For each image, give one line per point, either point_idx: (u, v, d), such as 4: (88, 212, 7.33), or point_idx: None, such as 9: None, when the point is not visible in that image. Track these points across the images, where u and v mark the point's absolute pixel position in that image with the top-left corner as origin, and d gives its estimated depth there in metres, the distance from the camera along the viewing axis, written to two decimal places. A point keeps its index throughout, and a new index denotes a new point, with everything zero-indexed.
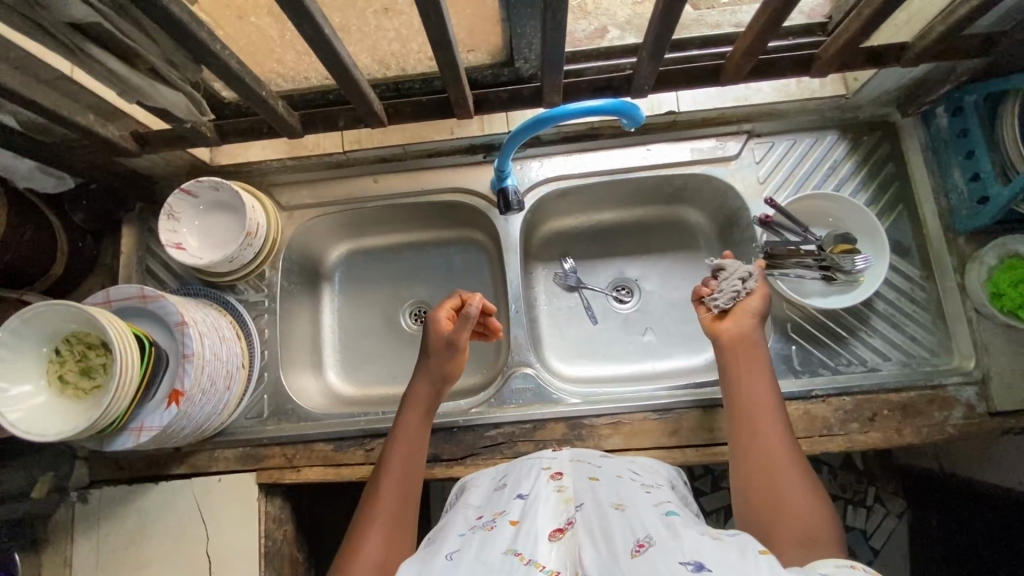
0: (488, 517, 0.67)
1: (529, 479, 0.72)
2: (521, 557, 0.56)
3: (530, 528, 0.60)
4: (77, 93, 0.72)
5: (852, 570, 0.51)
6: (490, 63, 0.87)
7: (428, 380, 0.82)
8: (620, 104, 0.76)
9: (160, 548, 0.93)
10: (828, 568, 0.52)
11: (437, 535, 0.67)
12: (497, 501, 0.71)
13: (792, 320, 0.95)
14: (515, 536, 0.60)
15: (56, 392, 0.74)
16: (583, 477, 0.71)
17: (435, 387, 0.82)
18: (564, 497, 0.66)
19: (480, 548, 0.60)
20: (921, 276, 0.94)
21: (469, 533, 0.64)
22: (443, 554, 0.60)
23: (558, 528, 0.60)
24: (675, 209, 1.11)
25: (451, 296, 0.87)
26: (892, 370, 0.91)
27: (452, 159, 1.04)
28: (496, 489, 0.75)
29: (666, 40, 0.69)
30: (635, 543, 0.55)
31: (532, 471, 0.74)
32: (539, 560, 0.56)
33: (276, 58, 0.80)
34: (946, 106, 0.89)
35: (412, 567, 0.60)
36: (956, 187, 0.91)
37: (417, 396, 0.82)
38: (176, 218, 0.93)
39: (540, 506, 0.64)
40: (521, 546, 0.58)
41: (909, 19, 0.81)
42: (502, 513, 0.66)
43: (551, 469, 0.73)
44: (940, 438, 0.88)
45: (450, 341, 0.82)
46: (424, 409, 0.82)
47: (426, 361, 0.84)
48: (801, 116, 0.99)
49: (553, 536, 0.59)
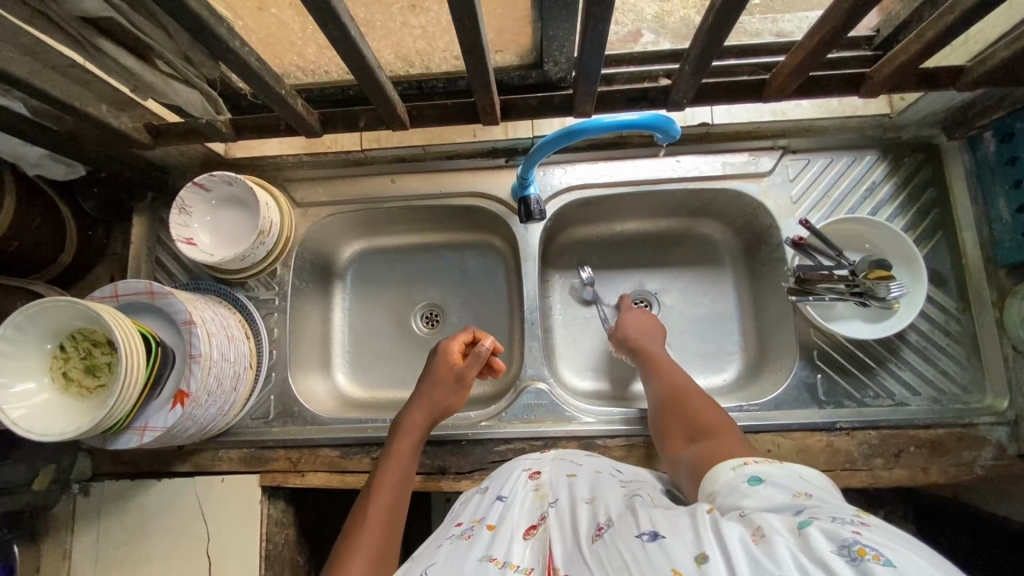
0: (468, 523, 0.65)
1: (509, 480, 0.71)
2: (495, 562, 0.54)
3: (507, 530, 0.60)
4: (88, 81, 0.69)
5: (744, 466, 0.54)
6: (518, 64, 0.83)
7: (429, 406, 0.84)
8: (657, 118, 0.71)
9: (159, 547, 0.91)
10: (726, 475, 0.54)
11: (424, 548, 0.63)
12: (475, 507, 0.69)
13: (819, 347, 0.91)
14: (491, 541, 0.58)
15: (60, 390, 0.73)
16: (560, 473, 0.69)
17: (430, 412, 0.84)
18: (540, 495, 0.65)
19: (456, 554, 0.58)
20: (958, 308, 0.90)
21: (446, 543, 0.61)
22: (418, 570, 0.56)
23: (532, 526, 0.60)
24: (698, 222, 1.07)
25: (463, 330, 0.90)
26: (922, 406, 0.87)
27: (473, 161, 1.00)
28: (478, 494, 0.72)
29: (711, 53, 0.65)
30: (595, 527, 0.53)
31: (513, 473, 0.73)
32: (513, 561, 0.54)
33: (297, 52, 0.76)
34: (996, 131, 0.85)
35: None
36: (1000, 217, 0.87)
37: (415, 421, 0.83)
38: (187, 212, 0.90)
39: (517, 509, 0.64)
40: (495, 551, 0.56)
41: (968, 38, 0.76)
42: (481, 519, 0.64)
43: (531, 469, 0.73)
44: (967, 478, 0.84)
45: (459, 376, 0.86)
46: (418, 437, 0.82)
47: (430, 388, 0.85)
48: (840, 133, 0.95)
49: (527, 534, 0.59)
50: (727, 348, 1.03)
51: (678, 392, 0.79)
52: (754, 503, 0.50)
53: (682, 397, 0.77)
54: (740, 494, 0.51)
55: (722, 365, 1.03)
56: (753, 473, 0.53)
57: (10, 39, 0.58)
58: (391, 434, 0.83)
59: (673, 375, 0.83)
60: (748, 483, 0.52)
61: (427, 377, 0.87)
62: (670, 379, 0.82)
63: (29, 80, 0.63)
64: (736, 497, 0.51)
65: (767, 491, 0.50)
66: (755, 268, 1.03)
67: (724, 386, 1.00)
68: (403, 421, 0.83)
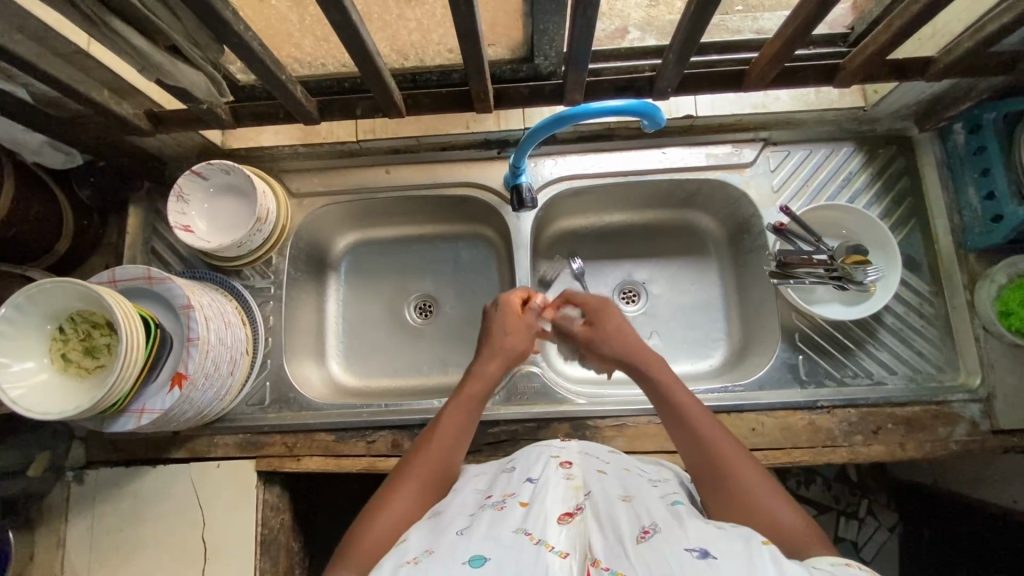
0: (498, 496, 0.64)
1: (536, 464, 0.70)
2: (532, 536, 0.54)
3: (540, 509, 0.58)
4: (92, 68, 0.71)
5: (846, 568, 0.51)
6: (510, 58, 0.86)
7: (496, 357, 0.81)
8: (644, 105, 0.74)
9: (155, 532, 0.92)
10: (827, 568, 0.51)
11: (446, 505, 0.65)
12: (504, 484, 0.68)
13: (801, 330, 0.94)
14: (525, 517, 0.57)
15: (59, 370, 0.73)
16: (592, 469, 0.69)
17: (502, 360, 0.81)
18: (574, 484, 0.64)
19: (491, 525, 0.57)
20: (931, 291, 0.94)
21: (478, 513, 0.61)
22: (455, 529, 0.58)
23: (568, 512, 0.58)
24: (685, 213, 1.11)
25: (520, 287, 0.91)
26: (898, 385, 0.91)
27: (466, 153, 1.03)
28: (502, 473, 0.71)
29: (693, 42, 0.69)
30: (641, 530, 0.56)
31: (540, 458, 0.71)
32: (550, 540, 0.53)
33: (295, 43, 0.79)
34: (964, 122, 0.90)
35: (420, 533, 0.60)
36: (969, 205, 0.92)
37: (484, 370, 0.79)
38: (185, 200, 0.92)
39: (550, 488, 0.62)
40: (530, 526, 0.55)
41: (935, 33, 0.80)
42: (512, 494, 0.63)
43: (560, 458, 0.70)
44: (943, 454, 0.88)
45: (531, 326, 0.86)
46: (487, 387, 0.78)
47: (496, 340, 0.83)
48: (819, 126, 0.99)
49: (563, 519, 0.57)
50: (713, 335, 1.07)
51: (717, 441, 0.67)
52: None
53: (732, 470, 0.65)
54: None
55: (708, 351, 1.06)
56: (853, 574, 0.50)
57: (18, 20, 0.60)
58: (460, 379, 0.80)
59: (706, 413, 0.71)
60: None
61: (496, 327, 0.85)
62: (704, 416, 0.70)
63: (35, 63, 0.65)
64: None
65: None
66: (739, 257, 1.07)
67: (711, 371, 1.03)
68: (473, 368, 0.80)
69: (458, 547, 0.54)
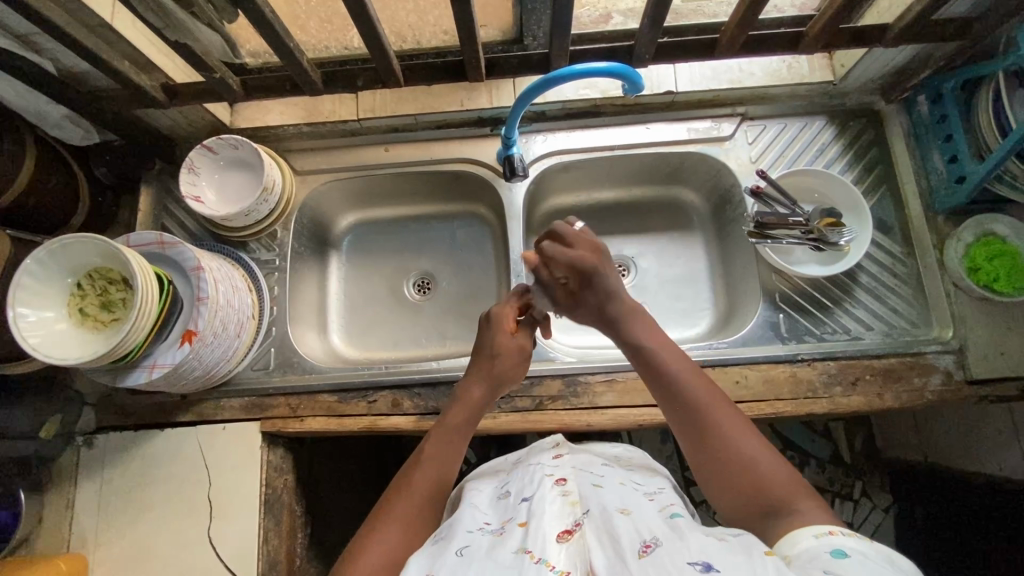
0: (497, 523, 0.67)
1: (531, 482, 0.71)
2: (532, 556, 0.56)
3: (538, 529, 0.60)
4: (113, 38, 0.78)
5: (830, 536, 0.56)
6: (501, 39, 0.95)
7: (482, 381, 0.84)
8: (623, 68, 0.79)
9: (162, 493, 0.95)
10: (808, 542, 0.56)
11: (445, 531, 0.67)
12: (503, 509, 0.70)
13: (781, 291, 0.99)
14: (524, 536, 0.60)
15: (76, 323, 0.78)
16: (587, 483, 0.69)
17: (490, 387, 0.84)
18: (571, 500, 0.65)
19: (491, 548, 0.60)
20: (903, 252, 0.99)
21: (477, 535, 0.64)
22: (453, 550, 0.60)
23: (567, 529, 0.60)
24: (670, 189, 1.16)
25: (511, 296, 0.92)
26: (875, 339, 0.95)
27: (461, 130, 1.09)
28: (499, 498, 0.73)
29: (665, 6, 0.76)
30: (642, 544, 0.55)
31: (535, 477, 0.72)
32: (550, 559, 0.55)
33: (300, 25, 0.92)
34: (926, 93, 0.97)
35: (419, 564, 0.60)
36: (935, 169, 0.98)
37: (469, 396, 0.83)
38: (196, 171, 0.98)
39: (546, 506, 0.64)
40: (531, 545, 0.58)
41: (890, 4, 0.87)
42: (510, 519, 0.66)
43: (554, 476, 0.71)
44: (921, 403, 0.92)
45: (519, 346, 0.87)
46: (472, 414, 0.83)
47: (486, 362, 0.85)
48: (792, 101, 1.05)
49: (561, 537, 0.58)
50: (699, 304, 1.11)
51: (706, 419, 0.72)
52: (831, 568, 0.51)
53: (718, 440, 0.70)
54: (819, 561, 0.53)
55: (695, 320, 1.10)
56: (836, 546, 0.55)
57: None
58: (446, 406, 0.85)
59: (695, 390, 0.74)
60: (830, 554, 0.53)
61: (486, 349, 0.86)
62: (695, 395, 0.74)
63: (64, 29, 0.71)
64: (817, 562, 0.53)
65: (850, 564, 0.51)
66: (723, 229, 1.12)
67: (697, 338, 1.08)
68: (461, 392, 0.84)
69: (458, 568, 0.57)
